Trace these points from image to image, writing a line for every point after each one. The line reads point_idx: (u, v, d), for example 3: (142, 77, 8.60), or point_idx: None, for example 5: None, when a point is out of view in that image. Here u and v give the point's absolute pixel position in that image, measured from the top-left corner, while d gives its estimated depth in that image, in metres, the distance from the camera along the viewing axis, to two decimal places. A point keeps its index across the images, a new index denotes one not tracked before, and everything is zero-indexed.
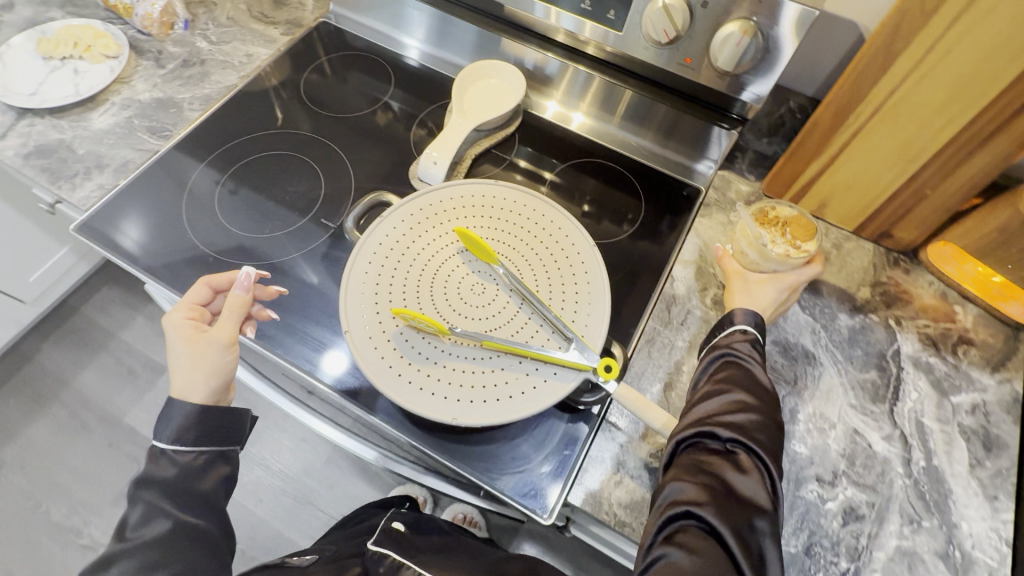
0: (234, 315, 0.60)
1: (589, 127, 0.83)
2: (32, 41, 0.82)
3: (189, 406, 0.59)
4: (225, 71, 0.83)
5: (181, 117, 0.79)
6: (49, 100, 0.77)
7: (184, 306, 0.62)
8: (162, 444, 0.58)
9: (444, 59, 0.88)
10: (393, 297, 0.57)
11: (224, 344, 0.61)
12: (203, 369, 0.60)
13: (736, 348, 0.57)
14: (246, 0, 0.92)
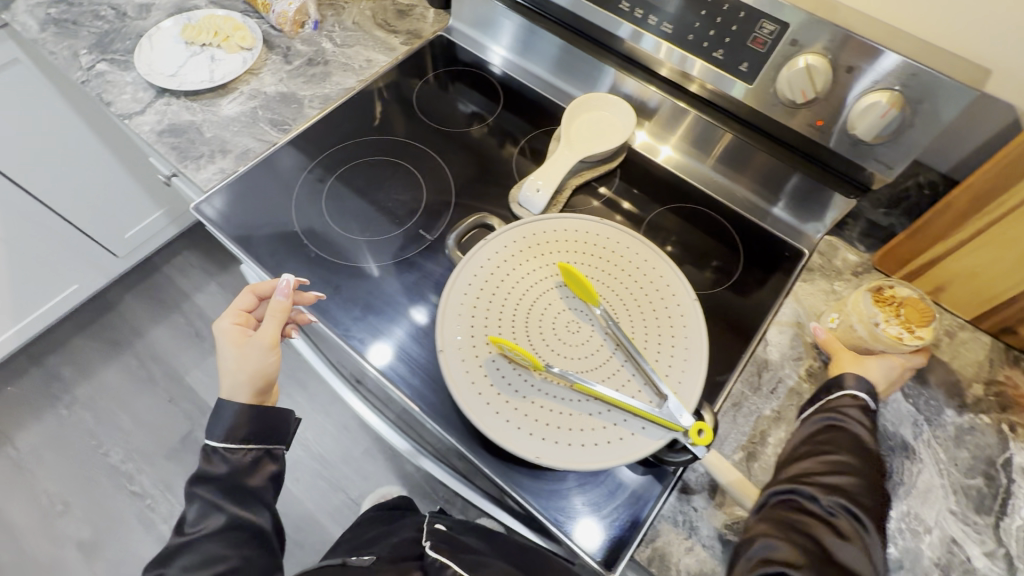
0: (274, 319, 0.64)
1: (675, 162, 0.81)
2: (177, 26, 0.88)
3: (236, 405, 0.63)
4: (345, 74, 0.87)
5: (301, 113, 0.83)
6: (186, 83, 0.83)
7: (231, 313, 0.67)
8: (213, 444, 0.62)
9: (525, 69, 0.89)
10: (488, 325, 0.57)
11: (266, 348, 0.65)
12: (247, 371, 0.64)
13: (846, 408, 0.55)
14: (371, 8, 0.96)
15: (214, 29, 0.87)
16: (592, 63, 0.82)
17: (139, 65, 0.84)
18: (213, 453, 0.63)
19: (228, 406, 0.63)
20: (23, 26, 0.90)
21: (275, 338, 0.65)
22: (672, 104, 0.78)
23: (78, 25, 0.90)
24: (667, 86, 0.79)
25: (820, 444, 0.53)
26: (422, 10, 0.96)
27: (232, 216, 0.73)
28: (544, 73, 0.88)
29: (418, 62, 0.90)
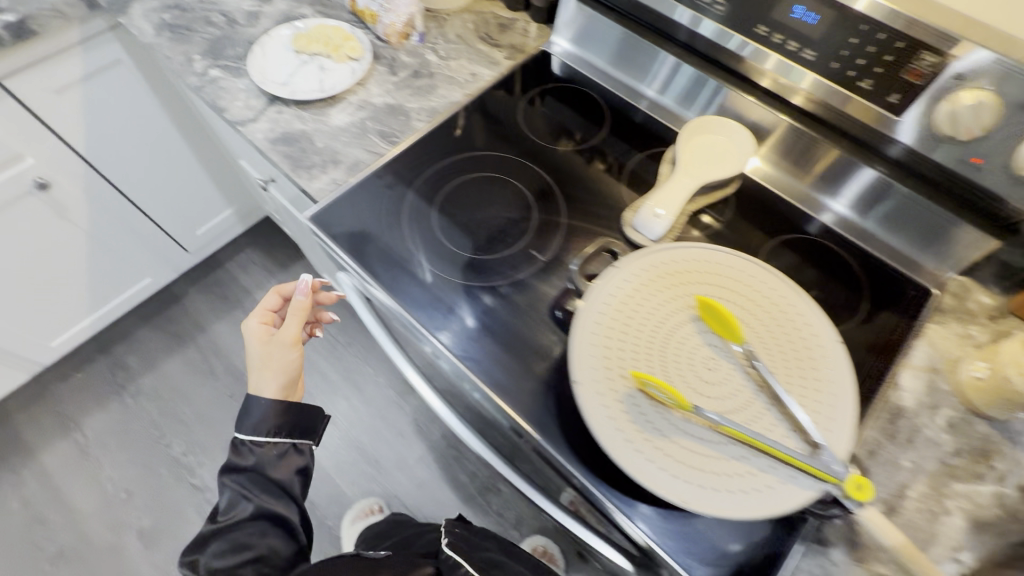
0: (294, 317, 0.74)
1: (762, 172, 0.79)
2: (288, 35, 0.89)
3: (262, 398, 0.70)
4: (451, 87, 0.87)
5: (407, 125, 0.82)
6: (298, 92, 0.83)
7: (258, 314, 0.77)
8: (241, 436, 0.69)
9: (605, 71, 0.89)
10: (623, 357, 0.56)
11: (288, 344, 0.74)
12: (272, 365, 0.72)
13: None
14: (473, 22, 0.95)
15: (323, 39, 0.88)
16: (696, 75, 0.79)
17: (252, 73, 0.85)
18: (243, 446, 0.70)
19: (254, 401, 0.70)
20: (138, 31, 0.92)
21: (295, 336, 0.74)
22: (788, 125, 0.75)
23: (189, 31, 0.92)
24: (778, 103, 0.75)
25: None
26: (523, 24, 0.95)
27: (341, 233, 0.73)
28: (625, 76, 0.87)
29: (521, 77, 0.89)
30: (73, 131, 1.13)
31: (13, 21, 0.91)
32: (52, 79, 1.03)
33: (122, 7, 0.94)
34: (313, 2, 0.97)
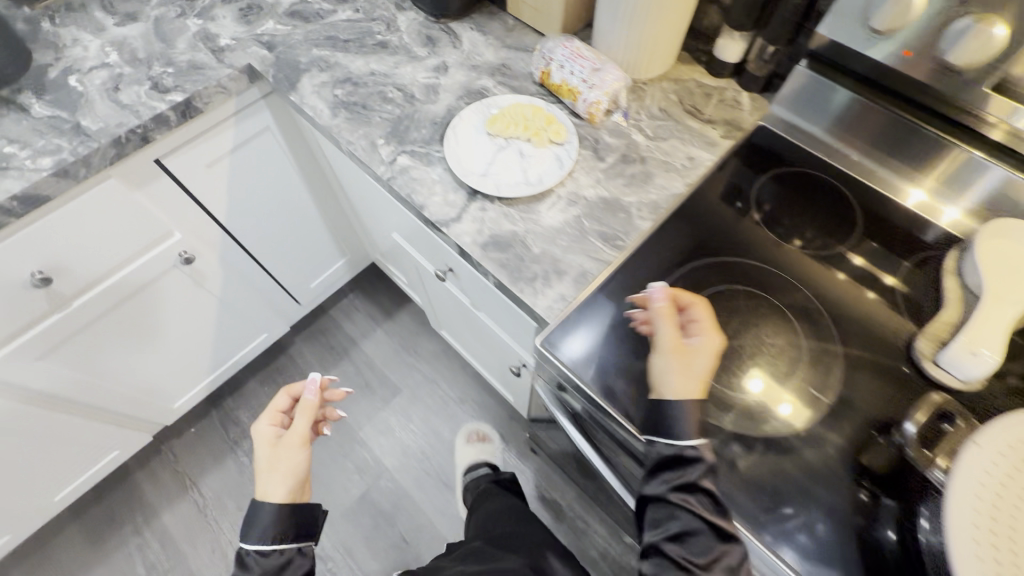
0: (305, 415, 0.71)
1: (961, 226, 0.72)
2: (478, 115, 0.81)
3: (272, 504, 0.64)
4: (669, 176, 0.76)
5: (626, 222, 0.73)
6: (506, 185, 0.74)
7: (269, 412, 0.74)
8: (246, 547, 0.62)
9: (832, 148, 0.80)
10: (685, 373, 0.55)
11: (295, 442, 0.69)
12: (280, 467, 0.67)
13: (659, 445, 0.55)
14: (676, 91, 0.85)
15: (520, 120, 0.79)
16: (958, 153, 0.69)
17: (451, 161, 0.77)
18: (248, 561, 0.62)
19: (262, 505, 0.64)
20: (311, 110, 0.85)
21: (304, 434, 0.70)
22: None
23: (365, 110, 0.84)
24: None
25: (684, 493, 0.53)
26: (731, 93, 0.84)
27: (584, 363, 0.64)
28: (858, 155, 0.78)
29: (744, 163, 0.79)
30: (218, 202, 1.07)
31: (180, 102, 0.86)
32: (208, 154, 0.98)
33: (291, 83, 0.88)
34: (493, 71, 0.88)
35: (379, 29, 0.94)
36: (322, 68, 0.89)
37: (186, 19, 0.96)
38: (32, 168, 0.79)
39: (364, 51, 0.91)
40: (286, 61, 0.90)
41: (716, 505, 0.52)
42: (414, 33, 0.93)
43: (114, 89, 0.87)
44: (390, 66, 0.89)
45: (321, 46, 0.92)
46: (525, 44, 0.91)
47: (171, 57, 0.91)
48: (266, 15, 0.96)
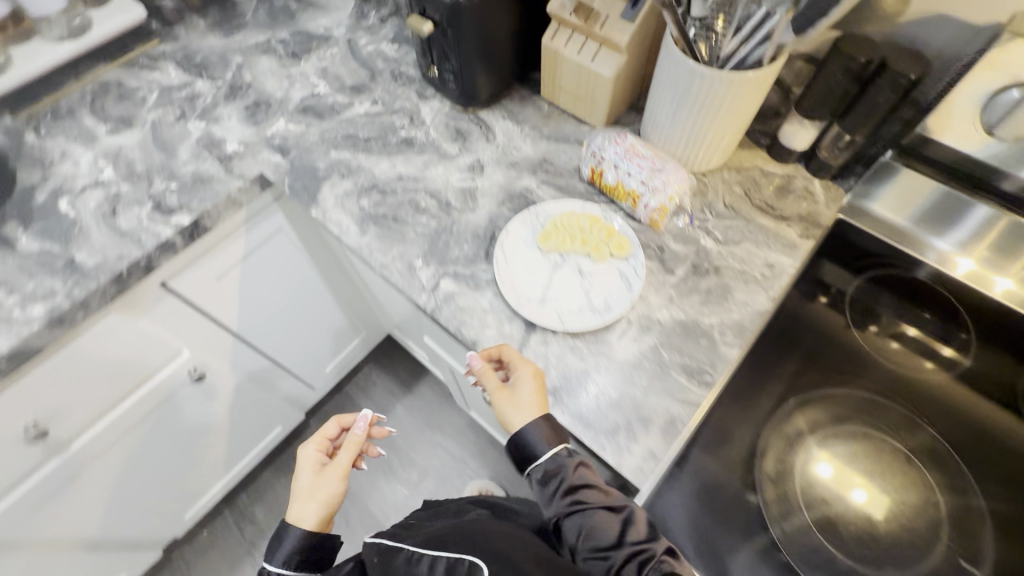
0: (352, 450, 0.68)
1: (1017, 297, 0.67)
2: (526, 226, 0.72)
3: (301, 533, 0.63)
4: (749, 288, 0.68)
5: (711, 350, 0.64)
6: (569, 313, 0.66)
7: (314, 438, 0.71)
8: (269, 568, 0.62)
9: (924, 242, 0.72)
10: (513, 405, 0.58)
11: (335, 477, 0.67)
12: (317, 496, 0.65)
13: (534, 472, 0.59)
14: (739, 183, 0.77)
15: (575, 231, 0.70)
16: None
17: (503, 286, 0.68)
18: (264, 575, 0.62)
19: (290, 527, 0.63)
20: (336, 226, 0.76)
21: (347, 470, 0.67)
22: None
23: (396, 223, 0.75)
24: None
25: (574, 495, 0.57)
26: (802, 182, 0.76)
27: (688, 533, 0.56)
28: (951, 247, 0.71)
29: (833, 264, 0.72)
30: (232, 312, 0.98)
31: (188, 225, 0.77)
32: (220, 267, 0.88)
33: (311, 193, 0.79)
34: (535, 168, 0.79)
35: (401, 122, 0.85)
36: (343, 173, 0.80)
37: (187, 122, 0.87)
38: (21, 319, 0.69)
39: (389, 151, 0.82)
40: (302, 167, 0.81)
41: (599, 486, 0.57)
42: (441, 126, 0.84)
43: (112, 212, 0.77)
44: (419, 167, 0.80)
45: (340, 147, 0.83)
46: (565, 133, 0.83)
47: (173, 170, 0.81)
48: (276, 113, 0.87)
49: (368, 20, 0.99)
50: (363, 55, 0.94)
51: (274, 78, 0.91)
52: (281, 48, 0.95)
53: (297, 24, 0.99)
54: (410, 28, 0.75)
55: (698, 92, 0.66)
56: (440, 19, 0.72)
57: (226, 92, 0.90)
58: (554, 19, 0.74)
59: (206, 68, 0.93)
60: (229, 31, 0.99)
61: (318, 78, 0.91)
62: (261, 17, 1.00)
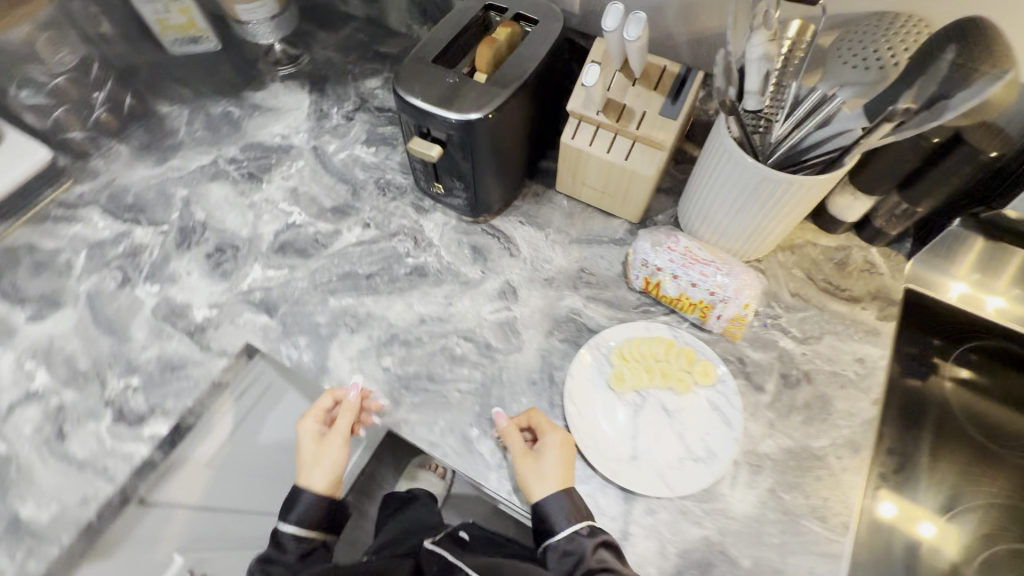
0: (348, 420, 0.59)
1: (1012, 314, 0.67)
2: (592, 364, 0.62)
3: (314, 497, 0.58)
4: (848, 393, 0.61)
5: (835, 483, 0.56)
6: (670, 468, 0.56)
7: (308, 415, 0.61)
8: (283, 528, 0.57)
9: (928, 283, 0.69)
10: (537, 474, 0.54)
11: (337, 445, 0.60)
12: (321, 467, 0.59)
13: (547, 546, 0.53)
14: (798, 263, 0.70)
15: (650, 363, 0.61)
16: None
17: (585, 448, 0.57)
18: (262, 562, 0.57)
19: (300, 495, 0.58)
20: (360, 400, 0.62)
21: (347, 433, 0.60)
22: None
23: (432, 383, 0.63)
24: None
25: None
26: (859, 253, 0.71)
27: None
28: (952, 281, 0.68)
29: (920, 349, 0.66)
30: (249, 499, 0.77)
31: (166, 433, 0.60)
32: (206, 452, 0.68)
33: (317, 360, 0.64)
34: (575, 281, 0.69)
35: (404, 246, 0.72)
36: (352, 326, 0.66)
37: (134, 288, 0.69)
38: None
39: (399, 286, 0.69)
40: (298, 325, 0.67)
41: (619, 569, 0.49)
42: (453, 245, 0.72)
43: (59, 436, 0.60)
44: (440, 302, 0.68)
45: (339, 291, 0.69)
46: (595, 233, 0.73)
47: (131, 359, 0.64)
48: (247, 257, 0.72)
49: (331, 120, 0.85)
50: (336, 165, 0.80)
51: (234, 211, 0.76)
52: (233, 170, 0.80)
53: (245, 136, 0.83)
54: (411, 150, 0.62)
55: (772, 193, 0.59)
56: (450, 138, 0.60)
57: (177, 239, 0.73)
58: (576, 116, 0.64)
59: (143, 210, 0.76)
60: (162, 156, 0.81)
61: (289, 203, 0.76)
62: (198, 132, 0.84)
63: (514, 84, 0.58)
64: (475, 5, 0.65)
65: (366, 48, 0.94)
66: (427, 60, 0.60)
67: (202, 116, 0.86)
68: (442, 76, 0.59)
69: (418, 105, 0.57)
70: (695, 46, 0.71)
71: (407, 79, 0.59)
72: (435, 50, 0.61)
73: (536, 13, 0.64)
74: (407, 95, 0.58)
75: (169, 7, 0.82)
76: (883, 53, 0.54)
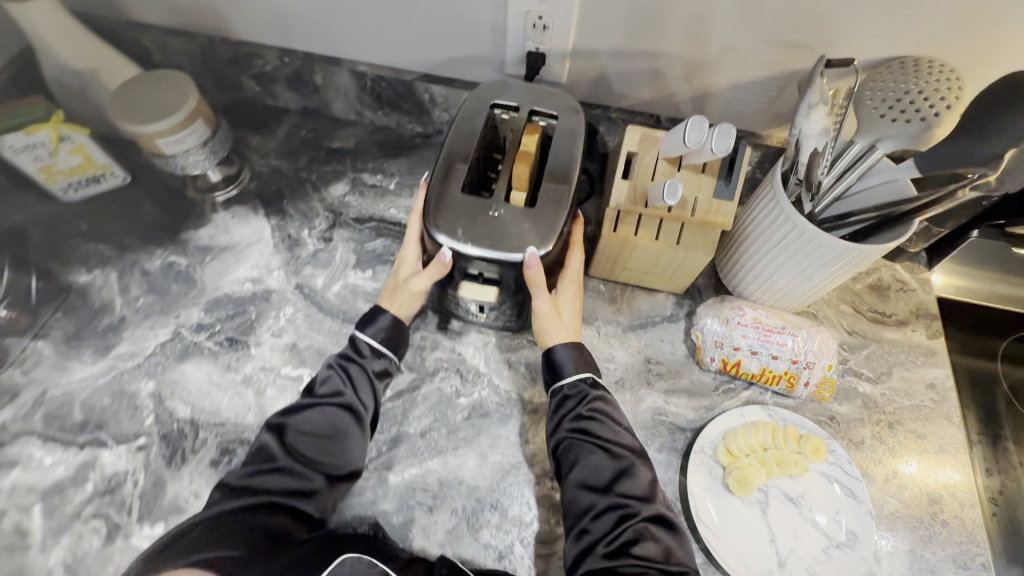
0: (429, 276, 0.53)
1: (955, 287, 0.72)
2: (702, 471, 0.57)
3: (385, 322, 0.58)
4: (935, 423, 0.63)
5: (961, 524, 0.57)
6: (820, 563, 0.54)
7: (411, 241, 0.58)
8: (358, 337, 0.58)
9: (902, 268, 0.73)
10: (558, 325, 0.57)
11: (414, 289, 0.57)
12: (398, 304, 0.58)
13: (565, 382, 0.56)
14: (843, 299, 0.70)
15: (761, 453, 0.58)
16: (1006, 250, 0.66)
17: (733, 570, 0.53)
18: (341, 369, 0.56)
19: (381, 311, 0.58)
20: None
21: (424, 289, 0.56)
22: None
23: (544, 545, 0.55)
24: None
25: (583, 425, 0.53)
26: (888, 272, 0.73)
27: None
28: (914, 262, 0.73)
29: (971, 353, 0.69)
30: None
31: None
32: None
33: None
34: (646, 376, 0.64)
35: (450, 385, 0.63)
36: (427, 502, 0.57)
37: (130, 537, 0.54)
38: None
39: (464, 436, 0.60)
40: (361, 521, 0.55)
41: (616, 428, 0.53)
42: (504, 368, 0.64)
43: None
44: (516, 442, 0.60)
45: (396, 463, 0.58)
46: (645, 313, 0.69)
47: None
48: None
49: (306, 247, 0.72)
50: (333, 301, 0.68)
51: (227, 394, 0.61)
52: (205, 339, 0.64)
53: (205, 290, 0.68)
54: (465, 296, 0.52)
55: (844, 260, 0.57)
56: (507, 276, 0.51)
57: (163, 452, 0.58)
58: (618, 208, 0.59)
59: (101, 425, 0.59)
60: (102, 345, 0.64)
61: (292, 365, 0.63)
62: (140, 299, 0.67)
63: (567, 200, 0.52)
64: (479, 109, 0.57)
65: (314, 146, 0.81)
66: (459, 194, 0.51)
67: (137, 276, 0.68)
68: (484, 210, 0.50)
69: (473, 253, 0.48)
70: (698, 102, 0.68)
71: (444, 223, 0.49)
72: (461, 178, 0.52)
73: (552, 108, 0.57)
74: (451, 241, 0.49)
75: (54, 149, 0.65)
76: (919, 103, 0.51)
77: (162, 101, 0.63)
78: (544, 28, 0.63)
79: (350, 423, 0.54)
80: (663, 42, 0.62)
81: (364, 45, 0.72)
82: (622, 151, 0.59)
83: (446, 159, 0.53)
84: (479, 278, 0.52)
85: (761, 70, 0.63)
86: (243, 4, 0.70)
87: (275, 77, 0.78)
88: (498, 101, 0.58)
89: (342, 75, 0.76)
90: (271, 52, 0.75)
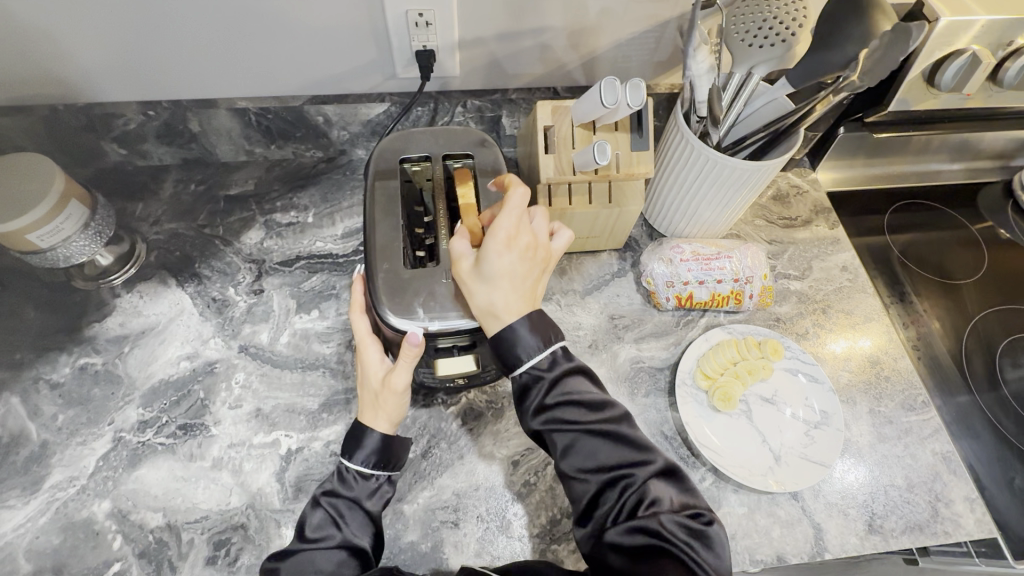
0: (409, 365, 0.46)
1: (837, 178, 0.83)
2: (689, 401, 0.62)
3: (374, 439, 0.49)
4: (856, 298, 0.72)
5: (897, 375, 0.67)
6: (807, 446, 0.60)
7: (369, 342, 0.49)
8: (344, 462, 0.49)
9: (796, 174, 0.82)
10: (494, 295, 0.45)
11: (397, 387, 0.48)
12: (384, 413, 0.48)
13: (522, 371, 0.46)
14: (758, 214, 0.78)
15: (733, 368, 0.62)
16: (866, 137, 0.77)
17: (742, 478, 0.57)
18: (330, 505, 0.47)
19: (365, 431, 0.49)
20: None
21: (410, 383, 0.48)
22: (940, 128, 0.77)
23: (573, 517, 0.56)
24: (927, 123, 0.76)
25: (552, 412, 0.46)
26: (785, 182, 0.81)
27: None
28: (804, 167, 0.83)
29: (867, 231, 0.80)
30: None
31: None
32: None
33: None
34: (614, 332, 0.67)
35: (436, 399, 0.61)
36: (451, 518, 0.56)
37: None
38: None
39: (465, 443, 0.59)
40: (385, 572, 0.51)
41: (594, 402, 0.46)
42: None
43: None
44: (518, 432, 0.60)
45: (407, 492, 0.57)
46: (596, 275, 0.71)
47: None
48: (266, 528, 0.54)
49: (237, 305, 0.66)
50: (286, 352, 0.63)
51: (200, 485, 0.56)
52: (154, 436, 0.58)
53: (135, 383, 0.61)
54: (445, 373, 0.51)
55: (755, 182, 0.62)
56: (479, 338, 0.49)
57: (146, 570, 0.52)
58: (548, 183, 0.60)
59: (59, 568, 0.52)
60: (29, 480, 0.55)
61: (264, 432, 0.59)
62: (58, 416, 0.58)
63: None
64: (391, 170, 0.55)
65: (209, 197, 0.74)
66: (403, 270, 0.49)
67: (46, 392, 0.60)
68: (437, 280, 0.49)
69: (444, 328, 0.46)
70: (588, 67, 0.72)
71: (402, 304, 0.47)
72: (401, 255, 0.50)
73: (463, 148, 0.57)
74: (416, 323, 0.47)
75: None
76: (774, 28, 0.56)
77: (24, 192, 0.56)
78: (427, 24, 0.62)
79: (355, 570, 0.45)
80: (544, 17, 0.64)
81: (238, 80, 0.67)
82: (536, 128, 0.60)
83: (375, 238, 0.51)
84: (453, 350, 0.50)
85: (638, 26, 0.67)
86: (83, 63, 0.61)
87: (142, 134, 0.70)
88: (406, 156, 0.56)
89: (221, 115, 0.69)
90: (131, 108, 0.67)
